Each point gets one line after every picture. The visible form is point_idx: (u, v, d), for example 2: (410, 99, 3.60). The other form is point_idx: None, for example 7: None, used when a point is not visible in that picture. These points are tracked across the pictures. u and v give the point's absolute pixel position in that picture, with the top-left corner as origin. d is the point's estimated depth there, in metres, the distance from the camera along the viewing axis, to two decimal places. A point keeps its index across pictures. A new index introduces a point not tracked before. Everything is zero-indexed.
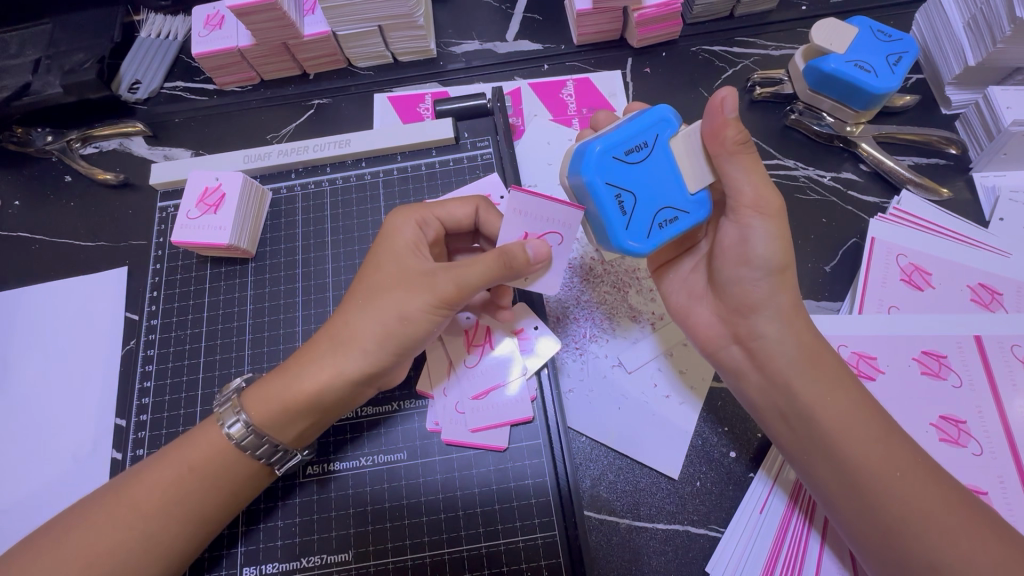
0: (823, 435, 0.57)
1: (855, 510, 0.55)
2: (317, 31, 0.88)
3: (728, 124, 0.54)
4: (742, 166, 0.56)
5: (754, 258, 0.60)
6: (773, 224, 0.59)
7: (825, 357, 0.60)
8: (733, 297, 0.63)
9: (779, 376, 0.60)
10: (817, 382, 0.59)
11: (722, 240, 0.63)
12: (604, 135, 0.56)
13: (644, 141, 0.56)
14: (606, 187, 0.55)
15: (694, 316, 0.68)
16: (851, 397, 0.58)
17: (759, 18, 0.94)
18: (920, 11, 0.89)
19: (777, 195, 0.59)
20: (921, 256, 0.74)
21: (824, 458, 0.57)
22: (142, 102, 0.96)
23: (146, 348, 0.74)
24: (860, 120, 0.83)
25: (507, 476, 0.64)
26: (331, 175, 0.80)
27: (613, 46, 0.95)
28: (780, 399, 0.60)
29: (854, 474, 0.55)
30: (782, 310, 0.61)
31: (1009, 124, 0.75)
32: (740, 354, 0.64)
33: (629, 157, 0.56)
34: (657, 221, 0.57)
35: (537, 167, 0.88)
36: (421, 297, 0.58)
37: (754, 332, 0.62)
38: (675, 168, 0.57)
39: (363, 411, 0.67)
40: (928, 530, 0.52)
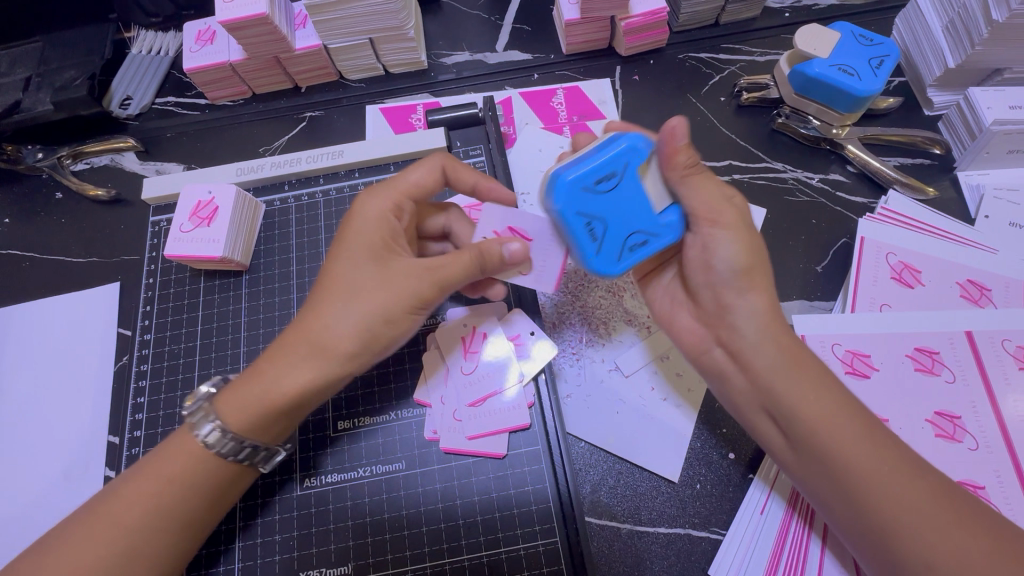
0: (808, 430, 0.57)
1: (846, 511, 0.55)
2: (308, 45, 0.89)
3: (680, 149, 0.57)
4: (699, 182, 0.58)
5: (715, 267, 0.61)
6: (737, 235, 0.60)
7: (804, 357, 0.60)
8: (706, 304, 0.64)
9: (761, 377, 0.60)
10: (799, 383, 0.58)
11: (689, 252, 0.64)
12: (574, 164, 0.56)
13: (613, 170, 0.57)
14: (577, 216, 0.56)
15: (677, 321, 0.69)
16: (835, 393, 0.58)
17: (743, 25, 0.97)
18: (900, 17, 0.91)
19: (733, 207, 0.60)
20: (910, 255, 0.75)
21: (815, 456, 0.57)
22: (134, 118, 0.96)
23: (139, 363, 0.74)
24: (846, 122, 0.84)
25: (507, 483, 0.64)
26: (324, 187, 0.80)
27: (602, 55, 0.97)
28: (764, 399, 0.60)
29: (839, 468, 0.55)
30: (756, 313, 0.60)
31: (990, 124, 0.76)
32: (722, 356, 0.63)
33: (598, 186, 0.56)
34: (628, 244, 0.58)
35: (528, 174, 0.87)
36: (404, 299, 0.58)
37: (733, 335, 0.62)
38: (643, 193, 0.58)
39: (361, 421, 0.66)
40: (919, 532, 0.51)
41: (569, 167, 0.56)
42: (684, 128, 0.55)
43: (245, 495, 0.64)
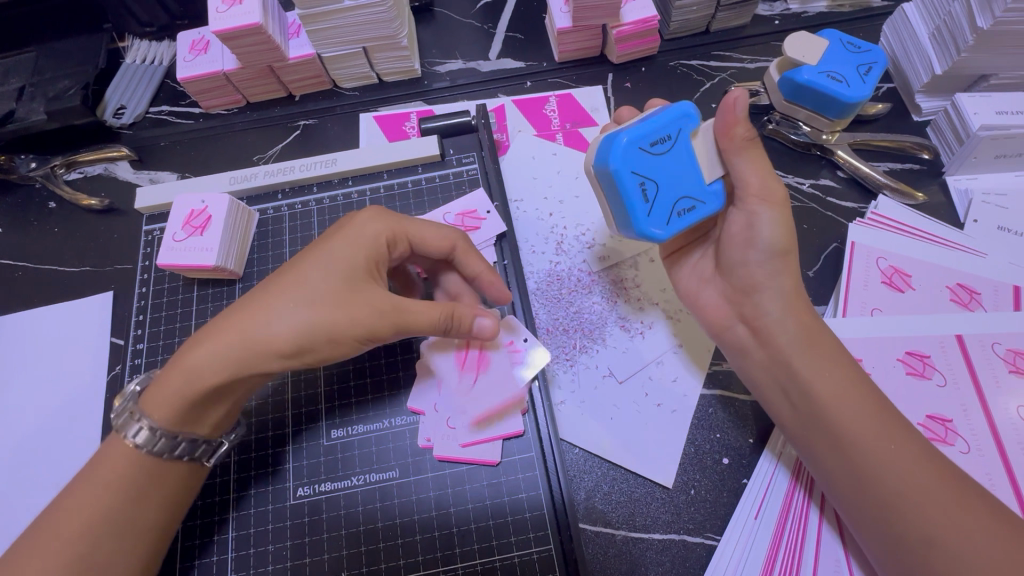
0: (818, 404, 0.60)
1: (849, 485, 0.57)
2: (301, 54, 0.90)
3: (738, 122, 0.62)
4: (750, 159, 0.63)
5: (757, 241, 0.65)
6: (779, 212, 0.64)
7: (821, 335, 0.64)
8: (737, 278, 0.69)
9: (780, 352, 0.64)
10: (815, 358, 0.62)
11: (730, 228, 0.69)
12: (632, 128, 0.63)
13: (667, 134, 0.64)
14: (632, 175, 0.63)
15: (703, 297, 0.73)
16: (846, 370, 0.61)
17: (733, 33, 0.98)
18: (887, 24, 0.92)
19: (780, 187, 0.65)
20: (900, 258, 0.76)
21: (823, 429, 0.60)
22: (127, 127, 0.97)
23: (131, 373, 0.73)
24: (836, 128, 0.84)
25: (501, 491, 0.63)
26: (318, 195, 0.80)
27: (594, 62, 0.97)
28: (781, 373, 0.64)
29: (845, 441, 0.58)
30: (786, 292, 0.65)
31: (977, 129, 0.77)
32: (745, 332, 0.68)
33: (653, 149, 0.63)
34: (676, 208, 0.65)
35: (521, 181, 0.87)
36: (355, 326, 0.57)
37: (760, 310, 0.66)
38: (693, 160, 0.65)
39: (354, 430, 0.66)
40: (918, 503, 0.53)
41: (627, 131, 0.63)
42: (743, 101, 0.61)
43: (238, 505, 0.63)
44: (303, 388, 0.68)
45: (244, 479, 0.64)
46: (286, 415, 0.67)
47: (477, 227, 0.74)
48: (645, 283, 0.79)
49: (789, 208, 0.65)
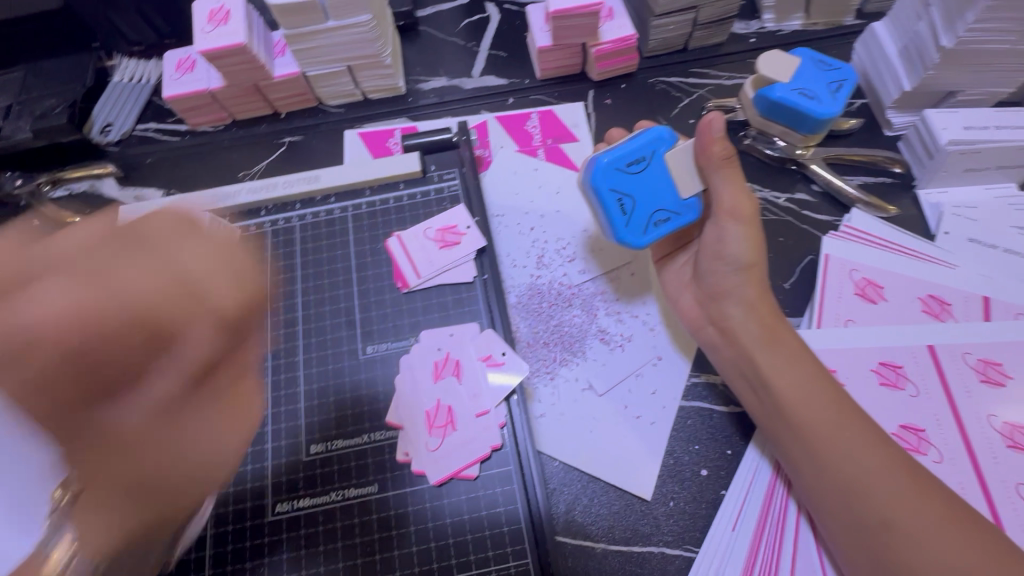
0: (781, 398, 0.63)
1: (811, 471, 0.60)
2: (287, 72, 0.92)
3: (714, 141, 0.66)
4: (724, 177, 0.68)
5: (726, 255, 0.70)
6: (748, 229, 0.69)
7: (784, 334, 0.66)
8: (708, 284, 0.73)
9: (744, 350, 0.67)
10: (777, 355, 0.65)
11: (706, 241, 0.74)
12: (612, 150, 0.68)
13: (643, 155, 0.69)
14: (611, 192, 0.68)
15: (679, 302, 0.78)
16: (806, 366, 0.64)
17: (710, 51, 1.01)
18: (859, 42, 0.95)
19: (752, 203, 0.69)
20: (873, 271, 0.77)
21: (785, 422, 0.62)
22: (114, 144, 0.98)
23: None
24: (809, 143, 0.87)
25: (479, 505, 0.63)
26: (301, 212, 0.79)
27: (575, 79, 1.00)
28: (746, 369, 0.67)
29: (805, 432, 0.61)
30: (748, 300, 0.69)
31: (945, 144, 0.79)
32: (713, 333, 0.72)
33: (631, 168, 0.68)
34: (653, 220, 0.70)
35: (503, 196, 0.89)
36: (194, 336, 0.43)
37: (723, 315, 0.71)
38: (670, 177, 0.69)
39: (333, 445, 0.66)
40: (877, 491, 0.56)
41: (608, 152, 0.68)
42: (719, 124, 0.66)
43: (216, 522, 0.63)
44: (283, 404, 0.68)
45: (223, 496, 0.64)
46: (265, 431, 0.67)
47: (457, 243, 0.74)
48: (625, 296, 0.81)
49: (759, 223, 0.70)
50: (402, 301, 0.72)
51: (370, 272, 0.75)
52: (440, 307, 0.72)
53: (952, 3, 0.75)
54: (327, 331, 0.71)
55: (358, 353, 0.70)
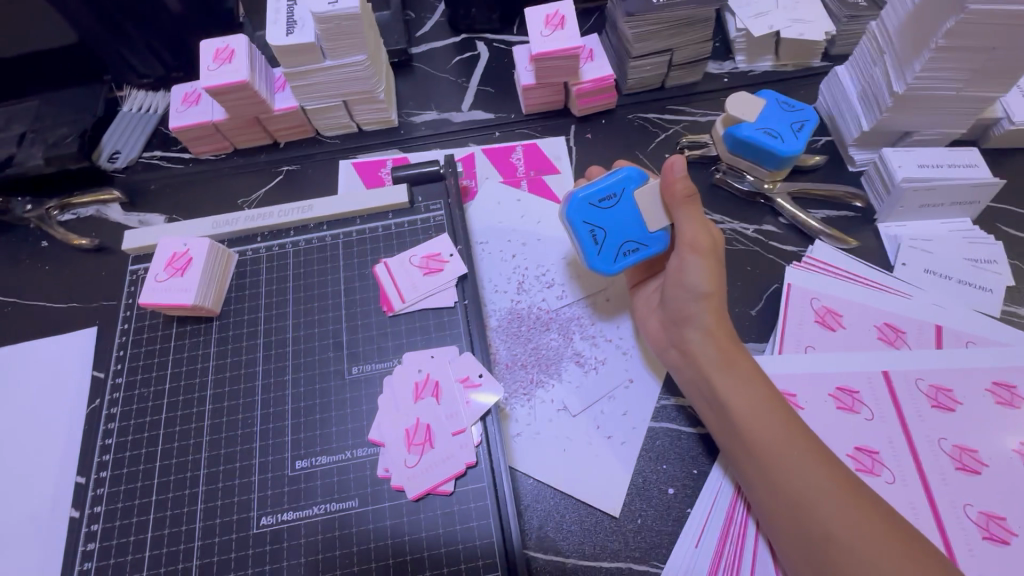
0: (735, 417, 0.68)
1: (768, 490, 0.64)
2: (286, 106, 0.98)
3: (677, 180, 0.73)
4: (687, 213, 0.73)
5: (686, 284, 0.74)
6: (707, 261, 0.73)
7: (740, 357, 0.71)
8: (670, 309, 0.77)
9: (702, 372, 0.72)
10: (733, 376, 0.70)
11: (669, 272, 0.77)
12: (586, 187, 0.77)
13: (613, 192, 0.76)
14: (583, 224, 0.77)
15: (646, 326, 0.81)
16: (759, 387, 0.69)
17: (685, 90, 1.07)
18: (823, 84, 1.02)
19: (711, 238, 0.74)
20: (833, 299, 0.82)
21: (740, 440, 0.67)
22: (121, 171, 1.04)
23: (110, 407, 0.74)
24: (776, 178, 0.93)
25: (454, 519, 0.65)
26: (294, 239, 0.84)
27: (558, 114, 1.06)
28: (706, 389, 0.72)
29: (758, 450, 0.66)
30: (706, 326, 0.73)
31: (901, 180, 0.84)
32: (675, 355, 0.76)
33: (602, 204, 0.76)
34: (622, 250, 0.77)
35: (488, 224, 0.94)
36: None
37: (685, 339, 0.75)
38: (638, 212, 0.76)
39: (318, 460, 0.69)
40: (821, 506, 0.61)
41: (582, 189, 0.77)
42: (680, 165, 0.72)
43: (204, 534, 0.65)
44: (271, 421, 0.71)
45: (211, 509, 0.66)
46: (253, 447, 0.70)
47: (441, 270, 0.78)
48: (599, 319, 0.85)
49: (718, 257, 0.74)
50: (387, 324, 0.77)
51: (358, 296, 0.79)
52: (423, 330, 0.76)
53: (901, 52, 0.81)
54: (316, 352, 0.75)
55: (344, 373, 0.74)
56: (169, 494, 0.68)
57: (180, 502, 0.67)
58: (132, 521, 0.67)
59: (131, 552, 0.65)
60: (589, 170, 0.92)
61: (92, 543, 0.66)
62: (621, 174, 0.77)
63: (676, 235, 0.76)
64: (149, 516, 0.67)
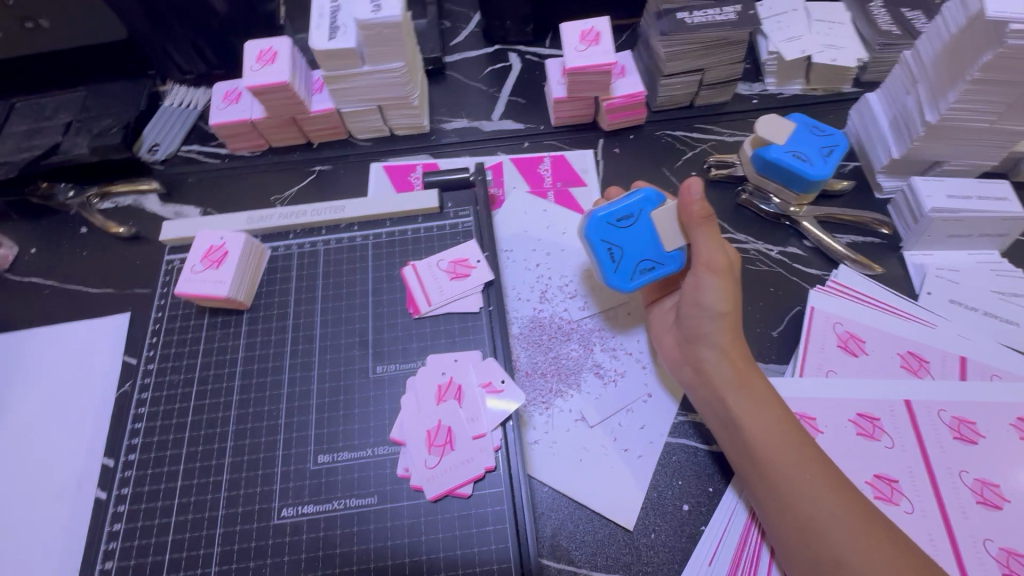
0: (749, 439, 0.67)
1: (782, 514, 0.64)
2: (322, 108, 1.01)
3: (693, 202, 0.72)
4: (704, 233, 0.72)
5: (701, 303, 0.73)
6: (723, 282, 0.72)
7: (755, 378, 0.70)
8: (686, 327, 0.76)
9: (716, 391, 0.71)
10: (747, 398, 0.69)
11: (686, 290, 0.76)
12: (604, 206, 0.77)
13: (631, 212, 0.76)
14: (601, 242, 0.76)
15: (662, 342, 0.81)
16: (774, 409, 0.68)
17: (713, 109, 1.08)
18: (853, 110, 1.02)
19: (728, 257, 0.72)
20: (856, 324, 0.82)
21: (754, 462, 0.67)
22: (160, 162, 1.07)
23: (140, 392, 0.76)
24: (802, 202, 0.93)
25: (470, 522, 0.66)
26: (325, 237, 0.86)
27: (587, 128, 1.07)
28: (719, 409, 0.71)
29: (772, 474, 0.65)
30: (722, 346, 0.71)
31: (929, 210, 0.84)
32: (689, 373, 0.75)
33: (619, 223, 0.76)
34: (638, 268, 0.76)
35: (514, 232, 0.95)
36: None
37: (699, 358, 0.73)
38: (656, 232, 0.76)
39: (339, 456, 0.70)
40: (835, 534, 0.61)
41: (601, 208, 0.77)
42: (697, 188, 0.71)
43: (226, 521, 0.67)
44: (296, 415, 0.73)
45: (234, 497, 0.68)
46: (277, 439, 0.71)
47: (468, 275, 0.80)
48: (619, 330, 0.86)
49: (735, 276, 0.72)
50: (412, 325, 0.78)
51: (384, 296, 0.81)
52: (448, 333, 0.77)
53: (936, 83, 0.82)
54: (342, 349, 0.77)
55: (368, 371, 0.75)
56: (194, 480, 0.69)
57: (204, 489, 0.69)
58: (157, 505, 0.68)
59: (155, 535, 0.67)
60: (606, 189, 0.91)
61: (118, 524, 0.68)
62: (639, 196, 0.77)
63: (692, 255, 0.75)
64: (174, 501, 0.68)
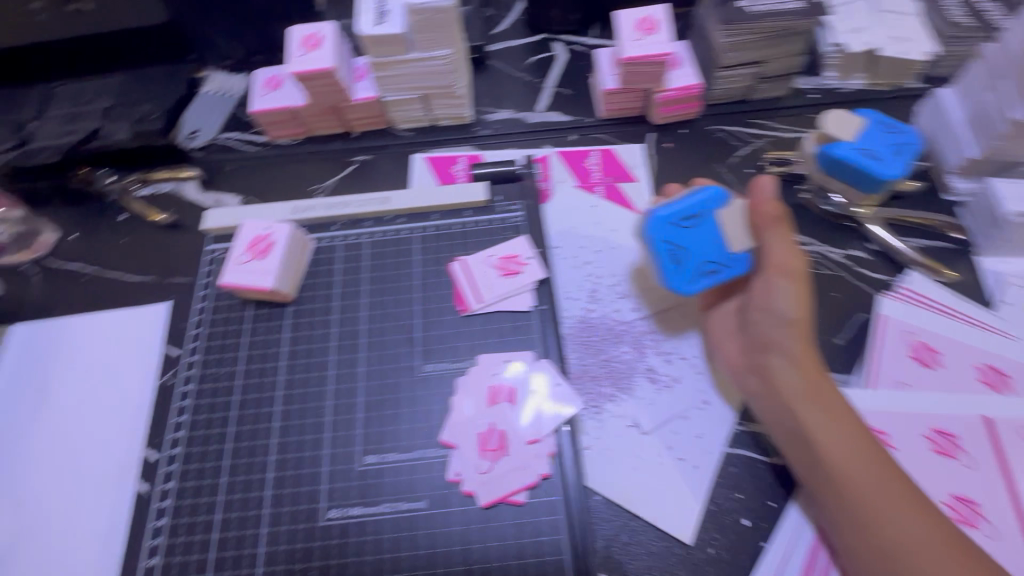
0: (822, 457, 0.63)
1: (857, 536, 0.61)
2: (365, 96, 0.98)
3: (766, 202, 0.69)
4: (776, 234, 0.68)
5: (772, 309, 0.69)
6: (797, 285, 0.67)
7: (829, 392, 0.66)
8: (753, 334, 0.72)
9: (785, 404, 0.67)
10: (821, 412, 0.65)
11: (754, 293, 0.72)
12: (667, 205, 0.73)
13: (695, 212, 0.73)
14: (663, 242, 0.72)
15: (723, 349, 0.78)
16: (851, 426, 0.64)
17: (769, 104, 1.03)
18: (921, 107, 0.97)
19: (803, 261, 0.68)
20: (929, 335, 0.77)
21: (827, 480, 0.63)
22: (198, 149, 1.05)
23: (183, 384, 0.74)
24: (867, 203, 0.88)
25: (524, 531, 0.63)
26: (370, 230, 0.83)
27: (636, 121, 1.03)
28: (788, 422, 0.67)
29: (847, 494, 0.62)
30: (794, 357, 0.67)
31: (1013, 215, 0.79)
32: (755, 382, 0.72)
33: (683, 223, 0.73)
34: (701, 270, 0.72)
35: (561, 229, 0.91)
36: None
37: (767, 367, 0.70)
38: (722, 232, 0.72)
39: (387, 457, 0.67)
40: (918, 562, 0.57)
41: (663, 207, 0.73)
42: (770, 186, 0.68)
43: (271, 521, 0.65)
44: (342, 413, 0.70)
45: (280, 496, 0.66)
46: (324, 437, 0.69)
47: (519, 272, 0.76)
48: (674, 333, 0.82)
49: (810, 281, 0.68)
50: (461, 323, 0.75)
51: (432, 292, 0.78)
52: (498, 332, 0.74)
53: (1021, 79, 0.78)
54: (388, 346, 0.74)
55: (416, 370, 0.72)
56: (239, 477, 0.67)
57: (249, 487, 0.67)
58: (201, 502, 0.67)
59: (199, 532, 0.65)
60: (666, 186, 0.88)
61: (162, 519, 0.66)
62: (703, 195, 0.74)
63: (762, 256, 0.71)
64: (219, 497, 0.67)
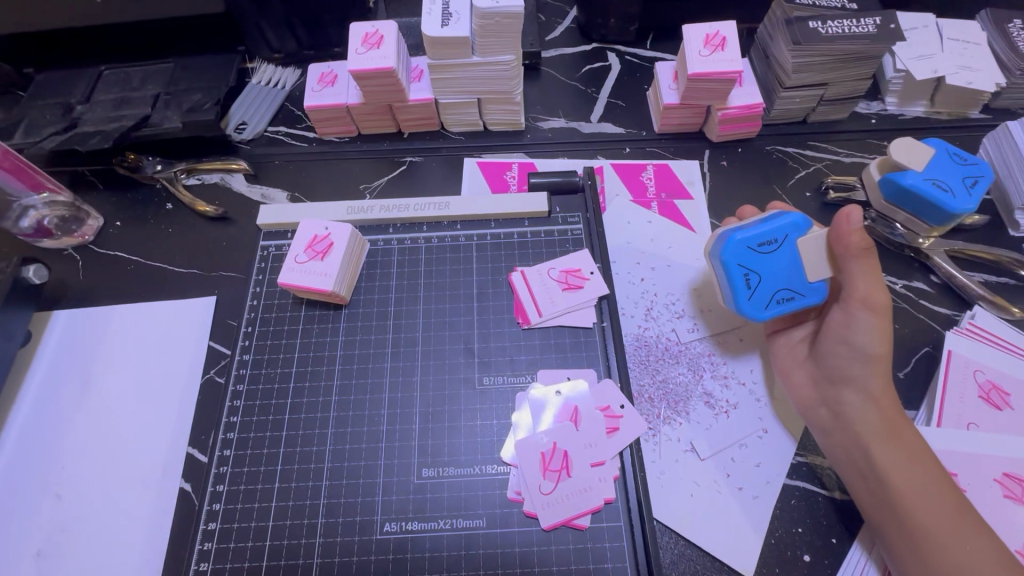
0: (896, 497, 0.62)
1: None
2: (421, 97, 0.96)
3: (852, 232, 0.65)
4: (861, 267, 0.66)
5: (851, 342, 0.68)
6: (880, 321, 0.67)
7: (906, 434, 0.65)
8: (827, 366, 0.72)
9: (858, 439, 0.67)
10: (897, 452, 0.64)
11: (830, 324, 0.72)
12: (746, 229, 0.71)
13: (775, 237, 0.70)
14: (738, 267, 0.71)
15: (792, 378, 0.75)
16: (928, 470, 0.63)
17: (828, 126, 1.02)
18: (987, 137, 0.95)
19: (888, 298, 0.67)
20: (998, 375, 0.75)
21: (899, 522, 0.62)
22: (246, 142, 1.03)
23: (234, 383, 0.72)
24: (932, 234, 0.86)
25: (587, 557, 0.61)
26: (427, 234, 0.82)
27: (693, 137, 1.01)
28: (860, 458, 0.67)
29: (921, 538, 0.60)
30: (873, 395, 0.67)
31: None
32: (825, 414, 0.71)
33: (762, 248, 0.70)
34: (775, 297, 0.71)
35: (616, 243, 0.90)
36: None
37: (840, 400, 0.70)
38: (800, 260, 0.70)
39: (445, 471, 0.66)
40: None
41: (741, 230, 0.71)
42: (858, 217, 0.65)
43: (325, 531, 0.63)
44: (399, 423, 0.69)
45: (334, 506, 0.64)
46: (380, 446, 0.67)
47: (581, 287, 0.75)
48: (732, 358, 0.80)
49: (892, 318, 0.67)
50: (520, 336, 0.73)
51: (490, 303, 0.76)
52: (558, 348, 0.72)
53: None
54: (445, 356, 0.73)
55: (474, 383, 0.71)
56: (293, 483, 0.66)
57: (303, 494, 0.65)
58: (253, 507, 0.65)
59: (252, 538, 0.64)
60: (739, 208, 0.86)
61: (213, 523, 0.64)
62: (784, 219, 0.71)
63: (843, 287, 0.69)
64: (271, 504, 0.65)
